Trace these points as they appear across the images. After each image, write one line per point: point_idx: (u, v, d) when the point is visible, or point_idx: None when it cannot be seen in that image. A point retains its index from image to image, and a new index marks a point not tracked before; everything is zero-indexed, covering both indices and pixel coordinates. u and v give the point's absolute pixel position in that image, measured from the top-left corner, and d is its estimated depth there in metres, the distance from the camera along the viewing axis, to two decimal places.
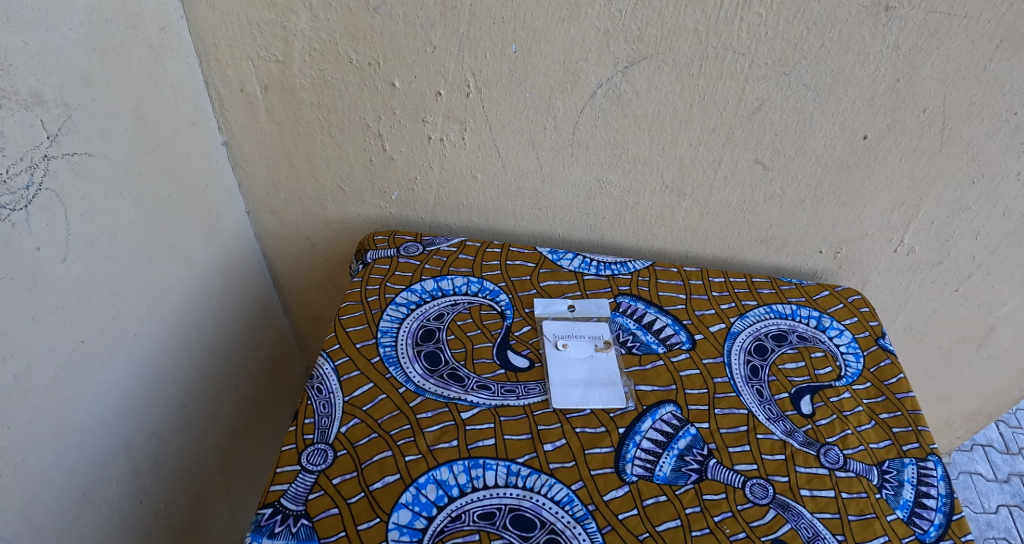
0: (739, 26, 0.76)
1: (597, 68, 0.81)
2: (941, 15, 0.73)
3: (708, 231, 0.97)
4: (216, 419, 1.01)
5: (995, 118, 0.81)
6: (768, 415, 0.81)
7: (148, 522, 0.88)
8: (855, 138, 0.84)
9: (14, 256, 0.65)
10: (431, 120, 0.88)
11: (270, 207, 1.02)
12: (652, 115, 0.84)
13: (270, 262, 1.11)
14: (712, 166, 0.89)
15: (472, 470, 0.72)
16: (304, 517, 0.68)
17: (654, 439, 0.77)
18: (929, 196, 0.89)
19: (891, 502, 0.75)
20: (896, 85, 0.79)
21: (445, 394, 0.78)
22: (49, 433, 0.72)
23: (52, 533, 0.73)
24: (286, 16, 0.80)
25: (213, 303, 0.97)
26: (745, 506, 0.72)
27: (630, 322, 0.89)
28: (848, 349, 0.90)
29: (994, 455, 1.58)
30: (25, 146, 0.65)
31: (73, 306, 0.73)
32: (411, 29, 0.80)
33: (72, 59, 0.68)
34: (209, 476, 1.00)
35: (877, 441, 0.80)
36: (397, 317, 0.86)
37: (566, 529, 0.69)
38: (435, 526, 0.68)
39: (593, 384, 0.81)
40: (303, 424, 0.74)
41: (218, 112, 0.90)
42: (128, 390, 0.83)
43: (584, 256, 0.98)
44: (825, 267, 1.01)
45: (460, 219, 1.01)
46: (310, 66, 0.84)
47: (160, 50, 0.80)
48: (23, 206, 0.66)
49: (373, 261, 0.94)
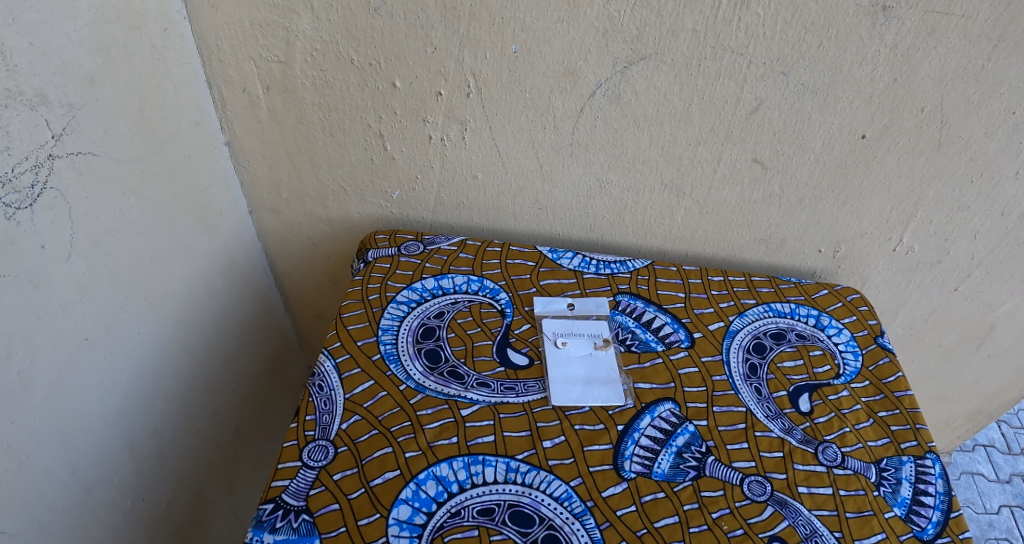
0: (737, 26, 0.76)
1: (597, 68, 0.82)
2: (938, 15, 0.74)
3: (707, 231, 0.98)
4: (219, 417, 1.02)
5: (993, 117, 0.81)
6: (766, 413, 0.81)
7: (150, 519, 0.89)
8: (853, 137, 0.85)
9: (19, 254, 0.66)
10: (432, 120, 0.89)
11: (272, 207, 1.03)
12: (651, 115, 0.85)
13: (272, 261, 1.12)
14: (711, 165, 0.89)
15: (472, 467, 0.73)
16: (305, 512, 0.69)
17: (653, 436, 0.77)
18: (928, 196, 0.90)
19: (888, 499, 0.75)
20: (894, 85, 0.80)
21: (445, 391, 0.79)
22: (53, 430, 0.73)
23: (55, 528, 0.74)
24: (288, 17, 0.81)
25: (215, 302, 0.98)
26: (743, 503, 0.73)
27: (630, 320, 0.89)
28: (847, 348, 0.90)
29: (996, 456, 1.58)
30: (29, 146, 0.66)
31: (77, 304, 0.74)
32: (412, 29, 0.80)
33: (76, 59, 0.69)
34: (212, 474, 1.01)
35: (875, 439, 0.81)
36: (397, 315, 0.87)
37: (564, 525, 0.70)
38: (435, 522, 0.69)
39: (592, 382, 0.81)
40: (304, 421, 0.75)
41: (221, 112, 0.91)
42: (132, 387, 0.83)
43: (584, 255, 0.99)
44: (824, 266, 1.01)
45: (461, 219, 1.01)
46: (312, 67, 0.85)
47: (163, 51, 0.80)
48: (28, 204, 0.66)
49: (374, 259, 0.94)
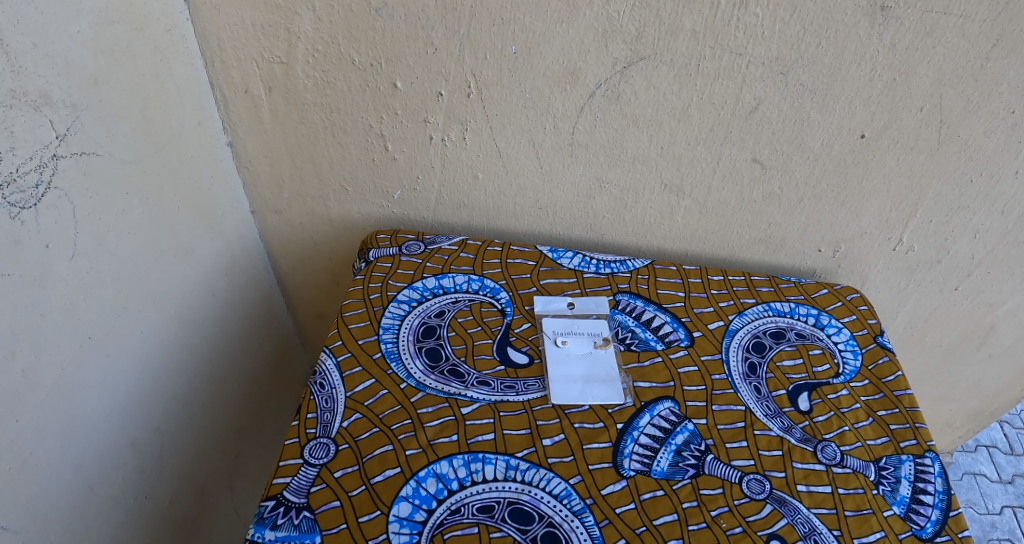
0: (736, 26, 0.77)
1: (596, 69, 0.82)
2: (936, 15, 0.74)
3: (707, 230, 0.98)
4: (221, 415, 1.03)
5: (992, 117, 0.81)
6: (766, 411, 0.81)
7: (153, 516, 0.89)
8: (853, 137, 0.85)
9: (23, 253, 0.67)
10: (432, 120, 0.89)
11: (275, 207, 1.03)
12: (650, 115, 0.85)
13: (274, 260, 1.12)
14: (711, 165, 0.90)
15: (472, 465, 0.73)
16: (306, 509, 0.69)
17: (652, 434, 0.78)
18: (927, 195, 0.90)
19: (887, 498, 0.75)
20: (892, 85, 0.80)
21: (446, 389, 0.79)
22: (57, 428, 0.73)
23: (59, 525, 0.75)
24: (290, 18, 0.81)
25: (218, 301, 0.99)
26: (742, 501, 0.73)
27: (629, 319, 0.90)
28: (846, 347, 0.90)
29: (998, 456, 1.58)
30: (34, 146, 0.66)
31: (81, 302, 0.74)
32: (412, 30, 0.81)
33: (80, 60, 0.70)
34: (214, 472, 1.02)
35: (875, 438, 0.81)
36: (398, 314, 0.87)
37: (563, 522, 0.70)
38: (435, 519, 0.69)
39: (592, 380, 0.82)
40: (306, 418, 0.76)
41: (223, 113, 0.92)
42: (135, 386, 0.84)
43: (584, 254, 0.99)
44: (824, 265, 1.01)
45: (461, 219, 1.02)
46: (313, 68, 0.85)
47: (166, 52, 0.81)
48: (33, 204, 0.67)
49: (375, 259, 0.95)
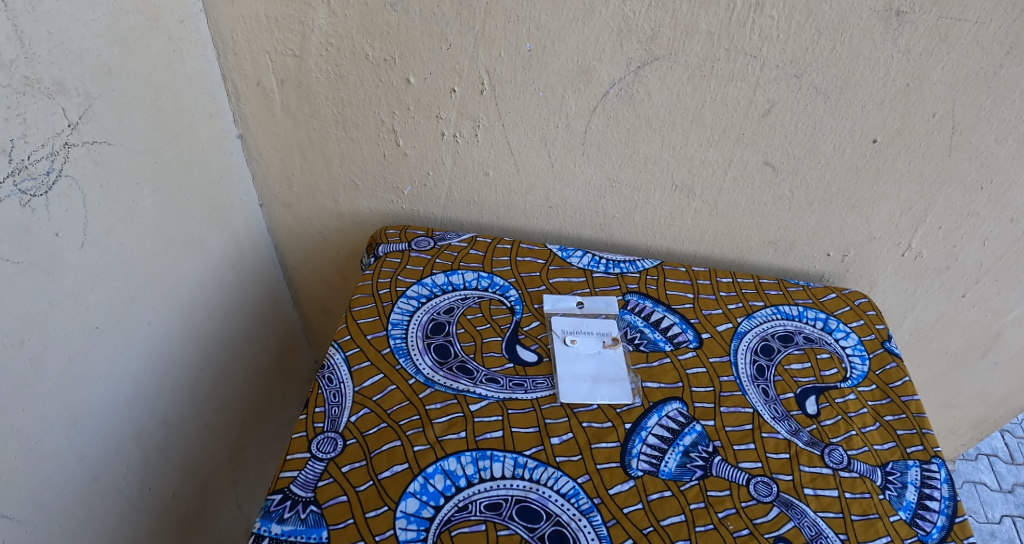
0: (752, 28, 0.77)
1: (610, 68, 0.82)
2: (951, 20, 0.74)
3: (717, 232, 0.98)
4: (226, 409, 1.02)
5: (1004, 124, 0.81)
6: (773, 414, 0.81)
7: (155, 509, 0.89)
8: (865, 141, 0.85)
9: (33, 240, 0.67)
10: (444, 116, 0.89)
11: (284, 200, 1.03)
12: (664, 115, 0.85)
13: (282, 254, 1.12)
14: (722, 166, 0.90)
15: (480, 462, 0.73)
16: (313, 503, 0.69)
17: (660, 435, 0.77)
18: (937, 201, 0.90)
19: (894, 504, 0.75)
20: (906, 89, 0.80)
21: (454, 385, 0.79)
22: (63, 419, 0.73)
23: (63, 515, 0.75)
24: (305, 11, 0.81)
25: (225, 293, 0.99)
26: (748, 504, 0.73)
27: (639, 320, 0.90)
28: (854, 352, 0.90)
29: (998, 465, 1.58)
30: (46, 133, 0.66)
31: (88, 292, 0.74)
32: (427, 25, 0.81)
33: (94, 49, 0.70)
34: (218, 464, 1.01)
35: (882, 443, 0.81)
36: (408, 310, 0.87)
37: (571, 521, 0.70)
38: (442, 516, 0.69)
39: (600, 380, 0.82)
40: (314, 412, 0.75)
41: (235, 105, 0.92)
42: (141, 376, 0.84)
43: (594, 254, 0.99)
44: (832, 270, 1.01)
45: (471, 216, 1.02)
46: (326, 62, 0.85)
47: (179, 42, 0.81)
48: (44, 192, 0.67)
49: (384, 254, 0.95)
